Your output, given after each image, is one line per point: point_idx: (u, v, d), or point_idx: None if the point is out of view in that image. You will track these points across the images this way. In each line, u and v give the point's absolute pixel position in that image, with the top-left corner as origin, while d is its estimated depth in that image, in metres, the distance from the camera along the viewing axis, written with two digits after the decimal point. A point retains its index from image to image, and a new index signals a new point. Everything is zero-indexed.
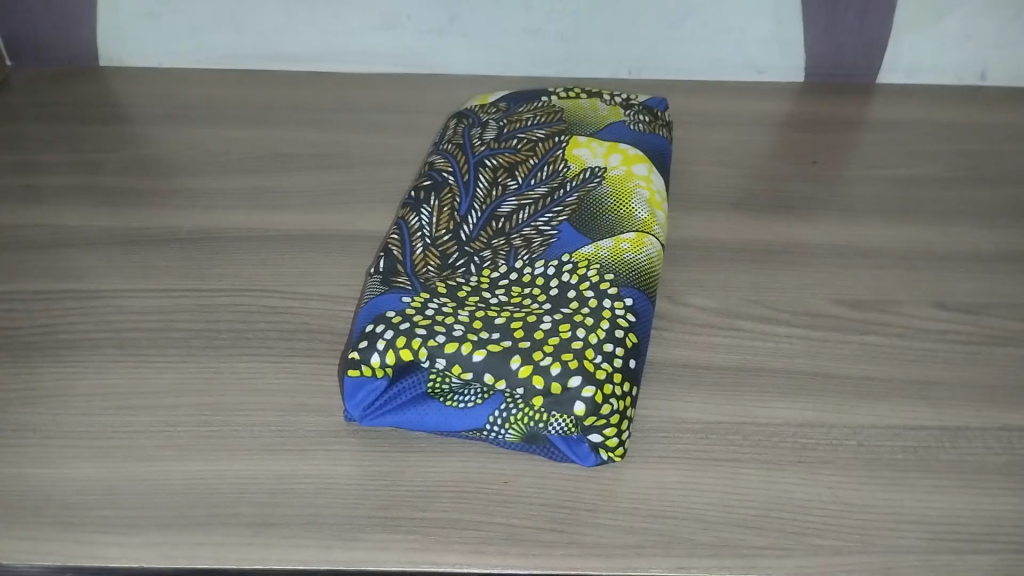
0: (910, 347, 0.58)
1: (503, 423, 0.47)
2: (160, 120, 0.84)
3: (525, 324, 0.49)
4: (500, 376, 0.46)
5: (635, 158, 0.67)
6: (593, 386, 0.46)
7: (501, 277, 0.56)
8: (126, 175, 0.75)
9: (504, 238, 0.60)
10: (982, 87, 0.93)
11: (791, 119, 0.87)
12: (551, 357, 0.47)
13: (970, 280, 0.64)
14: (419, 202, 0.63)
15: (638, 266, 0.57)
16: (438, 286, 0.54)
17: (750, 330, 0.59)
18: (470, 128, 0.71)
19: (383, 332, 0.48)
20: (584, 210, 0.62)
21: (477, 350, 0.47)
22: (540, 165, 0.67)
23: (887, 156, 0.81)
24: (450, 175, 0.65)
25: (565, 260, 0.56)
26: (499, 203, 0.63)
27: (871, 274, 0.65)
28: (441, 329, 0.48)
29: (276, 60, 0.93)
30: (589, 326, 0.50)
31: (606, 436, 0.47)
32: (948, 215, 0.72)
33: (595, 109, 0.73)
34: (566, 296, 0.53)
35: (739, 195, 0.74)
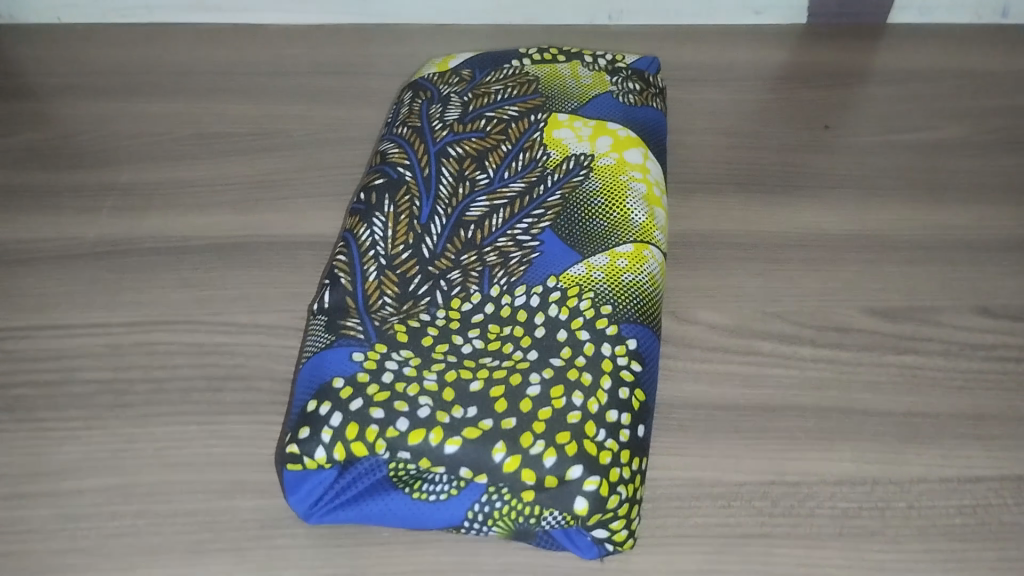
0: (958, 369, 0.50)
1: (485, 519, 0.39)
2: (59, 93, 0.71)
3: (508, 391, 0.40)
4: (481, 469, 0.38)
5: (627, 141, 0.56)
6: (598, 476, 0.38)
7: (474, 311, 0.45)
8: (18, 169, 0.63)
9: (476, 253, 0.49)
10: (1002, 27, 0.82)
11: (796, 71, 0.76)
12: (544, 442, 0.38)
13: (1015, 277, 0.56)
14: (371, 209, 0.51)
15: (640, 290, 0.47)
16: (397, 333, 0.43)
17: (770, 355, 0.50)
18: (428, 105, 0.59)
19: (330, 419, 0.39)
20: (569, 213, 0.51)
21: (450, 440, 0.38)
22: (515, 153, 0.55)
23: (907, 116, 0.71)
24: (407, 171, 0.54)
25: (552, 286, 0.46)
26: (468, 204, 0.52)
27: (902, 273, 0.56)
28: (403, 410, 0.39)
29: (196, 11, 0.79)
30: (588, 388, 0.40)
31: (613, 529, 0.39)
32: (984, 192, 0.63)
33: (576, 77, 0.61)
34: (556, 340, 0.43)
35: (744, 172, 0.64)
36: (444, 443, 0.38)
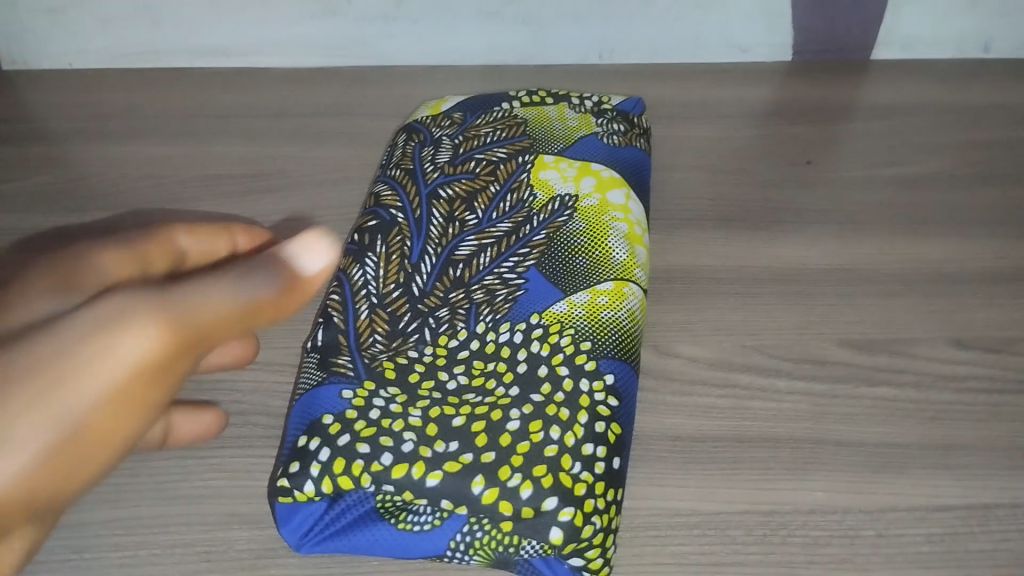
0: (931, 401, 0.51)
1: (466, 549, 0.41)
2: (70, 137, 0.74)
3: (488, 427, 0.42)
4: (460, 501, 0.40)
5: (611, 182, 0.58)
6: (573, 507, 0.40)
7: (460, 348, 0.47)
8: (30, 211, 0.66)
9: (463, 291, 0.51)
10: (985, 61, 0.84)
11: (781, 107, 0.78)
12: (521, 475, 0.40)
13: (988, 309, 0.58)
14: (363, 249, 0.53)
15: (619, 326, 0.49)
16: (386, 370, 0.46)
17: (748, 388, 0.52)
18: (421, 148, 0.62)
19: (318, 454, 0.42)
20: (554, 252, 0.53)
21: (431, 473, 0.41)
22: (503, 194, 0.57)
23: (888, 151, 0.73)
24: (399, 212, 0.56)
25: (534, 322, 0.48)
26: (457, 243, 0.54)
27: (878, 306, 0.58)
28: (388, 445, 0.42)
29: (204, 55, 0.83)
30: (565, 422, 0.43)
31: (588, 558, 0.41)
32: (961, 225, 0.65)
33: (563, 120, 0.64)
34: (537, 376, 0.45)
35: (727, 207, 0.67)
36: (426, 477, 0.40)
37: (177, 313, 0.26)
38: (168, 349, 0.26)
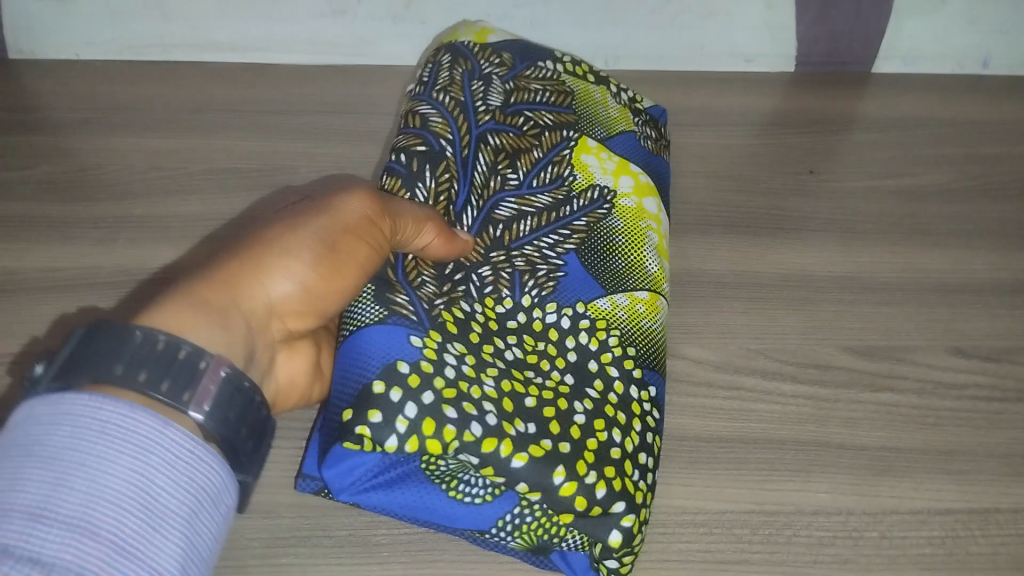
0: (932, 407, 0.52)
1: (512, 530, 0.43)
2: (77, 127, 0.74)
3: (558, 415, 0.44)
4: (538, 487, 0.41)
5: (645, 187, 0.59)
6: (634, 514, 0.42)
7: (508, 317, 0.48)
8: (40, 201, 0.66)
9: (505, 253, 0.51)
10: (983, 77, 0.85)
11: (784, 117, 0.79)
12: (596, 473, 0.42)
13: (988, 319, 0.59)
14: (412, 176, 0.50)
15: (655, 339, 0.51)
16: (447, 323, 0.45)
17: (754, 390, 0.53)
18: (469, 78, 0.58)
19: (405, 410, 0.40)
20: (593, 243, 0.54)
21: (518, 455, 0.41)
22: (544, 163, 0.57)
23: (890, 163, 0.74)
24: (449, 145, 0.52)
25: (581, 313, 0.49)
26: (497, 201, 0.53)
27: (881, 313, 0.59)
28: (473, 413, 0.41)
29: (211, 49, 0.82)
30: (623, 427, 0.45)
31: (624, 562, 0.43)
32: (961, 237, 0.66)
33: (606, 105, 0.64)
34: (588, 370, 0.47)
35: (732, 213, 0.68)
36: (513, 457, 0.41)
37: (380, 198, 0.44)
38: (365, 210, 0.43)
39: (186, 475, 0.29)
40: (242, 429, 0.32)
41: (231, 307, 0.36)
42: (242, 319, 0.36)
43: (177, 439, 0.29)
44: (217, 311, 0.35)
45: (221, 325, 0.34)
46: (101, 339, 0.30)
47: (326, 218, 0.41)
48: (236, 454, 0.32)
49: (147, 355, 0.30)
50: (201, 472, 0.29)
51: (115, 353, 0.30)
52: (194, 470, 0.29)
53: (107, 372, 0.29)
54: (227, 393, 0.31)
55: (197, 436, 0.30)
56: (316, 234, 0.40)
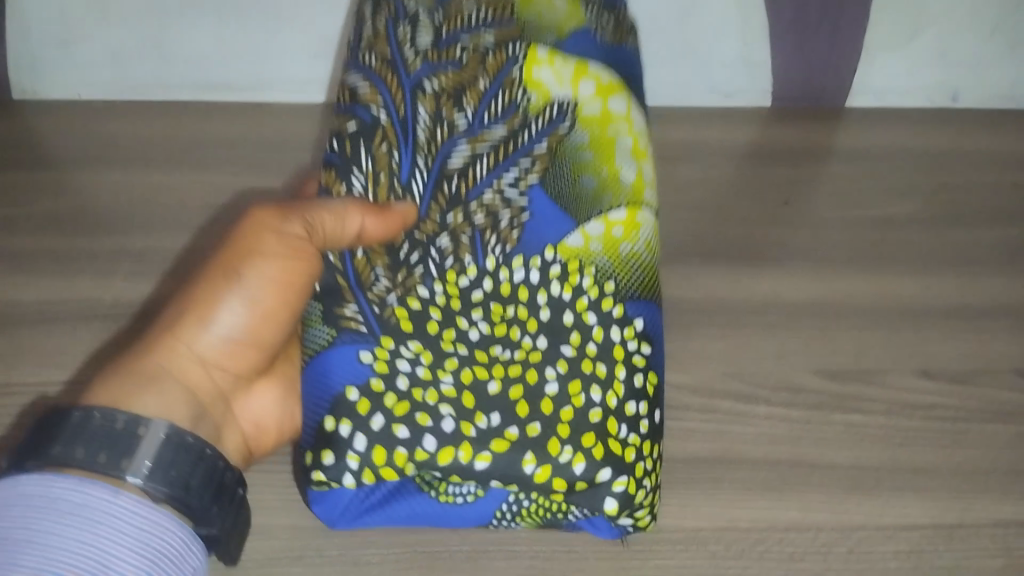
0: (900, 427, 0.55)
1: (514, 517, 0.48)
2: (77, 164, 0.77)
3: (527, 393, 0.48)
4: (513, 478, 0.46)
5: (609, 87, 0.59)
6: (625, 476, 0.46)
7: (472, 288, 0.52)
8: (43, 235, 0.69)
9: (461, 210, 0.54)
10: (955, 110, 0.88)
11: (761, 151, 0.82)
12: (571, 448, 0.46)
13: (955, 343, 0.61)
14: (347, 162, 0.53)
15: (638, 261, 0.53)
16: (401, 322, 0.49)
17: (729, 413, 0.55)
18: (395, 22, 0.60)
19: (354, 445, 0.46)
20: (559, 165, 0.55)
21: (479, 457, 0.46)
22: (493, 91, 0.58)
23: (862, 194, 0.77)
24: (380, 111, 0.54)
25: (551, 259, 0.52)
26: (448, 150, 0.55)
27: (853, 338, 0.61)
28: (428, 426, 0.46)
29: (209, 91, 0.85)
30: (604, 381, 0.48)
31: (638, 518, 0.47)
32: (929, 264, 0.68)
33: (551, 5, 0.64)
34: (562, 325, 0.50)
35: (708, 243, 0.70)
36: (474, 461, 0.46)
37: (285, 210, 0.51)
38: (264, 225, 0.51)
39: (142, 536, 0.39)
40: (195, 493, 0.42)
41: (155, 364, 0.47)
42: (169, 372, 0.47)
43: (130, 504, 0.39)
44: (139, 373, 0.46)
45: (152, 390, 0.45)
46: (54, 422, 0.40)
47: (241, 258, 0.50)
48: (199, 514, 0.42)
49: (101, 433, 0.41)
50: (159, 535, 0.39)
51: (70, 436, 0.40)
52: (147, 526, 0.39)
53: (75, 457, 0.39)
54: (166, 461, 0.41)
55: (148, 501, 0.40)
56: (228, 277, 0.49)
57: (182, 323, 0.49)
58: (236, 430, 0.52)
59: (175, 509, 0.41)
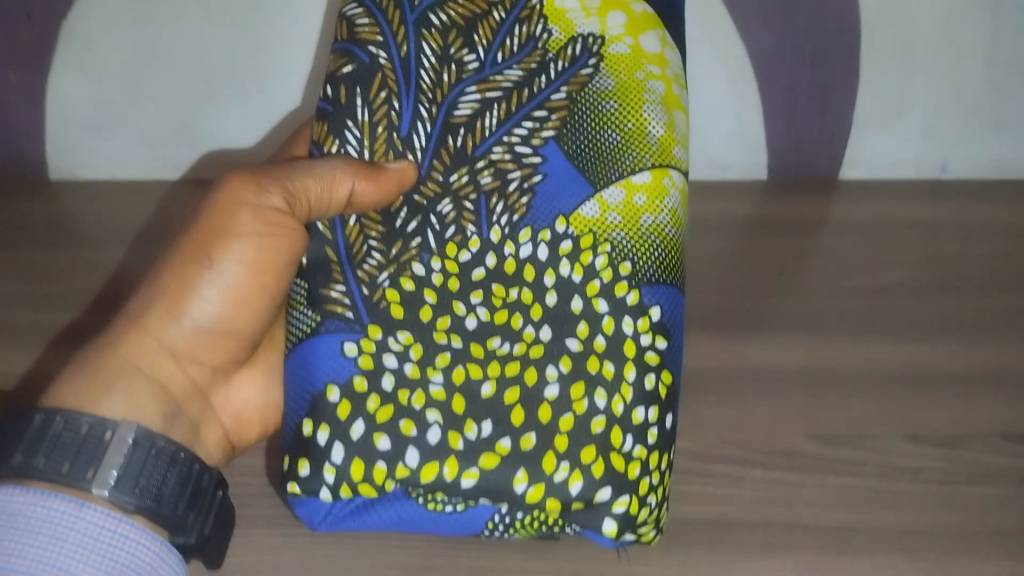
0: (887, 488, 0.59)
1: (507, 526, 0.52)
2: (111, 242, 0.82)
3: (523, 397, 0.51)
4: (505, 496, 0.50)
5: (642, 22, 0.57)
6: (626, 497, 0.50)
7: (472, 265, 0.53)
8: (82, 313, 0.74)
9: (467, 168, 0.54)
10: (944, 180, 0.92)
11: (757, 223, 0.86)
12: (569, 468, 0.49)
13: (942, 408, 0.65)
14: (341, 111, 0.53)
15: (656, 234, 0.54)
16: (391, 310, 0.52)
17: (725, 476, 0.60)
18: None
19: (331, 456, 0.50)
20: (578, 117, 0.55)
21: (466, 475, 0.49)
22: (508, 26, 0.57)
23: (855, 264, 0.80)
24: (379, 50, 0.54)
25: (563, 233, 0.53)
26: (457, 96, 0.55)
27: (843, 403, 0.65)
28: (412, 437, 0.50)
29: (234, 171, 0.91)
30: (609, 386, 0.51)
31: (641, 532, 0.52)
32: (919, 332, 0.72)
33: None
34: (568, 312, 0.52)
35: (707, 311, 0.74)
36: (462, 479, 0.49)
37: (250, 180, 0.56)
38: (231, 199, 0.56)
39: (111, 548, 0.46)
40: (164, 504, 0.49)
41: (127, 360, 0.53)
42: (136, 368, 0.53)
43: (99, 519, 0.46)
44: (110, 372, 0.52)
45: (119, 389, 0.52)
46: (20, 430, 0.47)
47: (219, 237, 0.55)
48: (171, 520, 0.49)
49: (66, 438, 0.47)
50: (125, 546, 0.47)
51: (36, 445, 0.46)
52: (115, 539, 0.47)
53: (54, 470, 0.46)
54: (130, 468, 0.48)
55: (116, 513, 0.47)
56: (206, 263, 0.55)
57: (150, 318, 0.55)
58: (213, 421, 0.60)
59: (145, 514, 0.48)
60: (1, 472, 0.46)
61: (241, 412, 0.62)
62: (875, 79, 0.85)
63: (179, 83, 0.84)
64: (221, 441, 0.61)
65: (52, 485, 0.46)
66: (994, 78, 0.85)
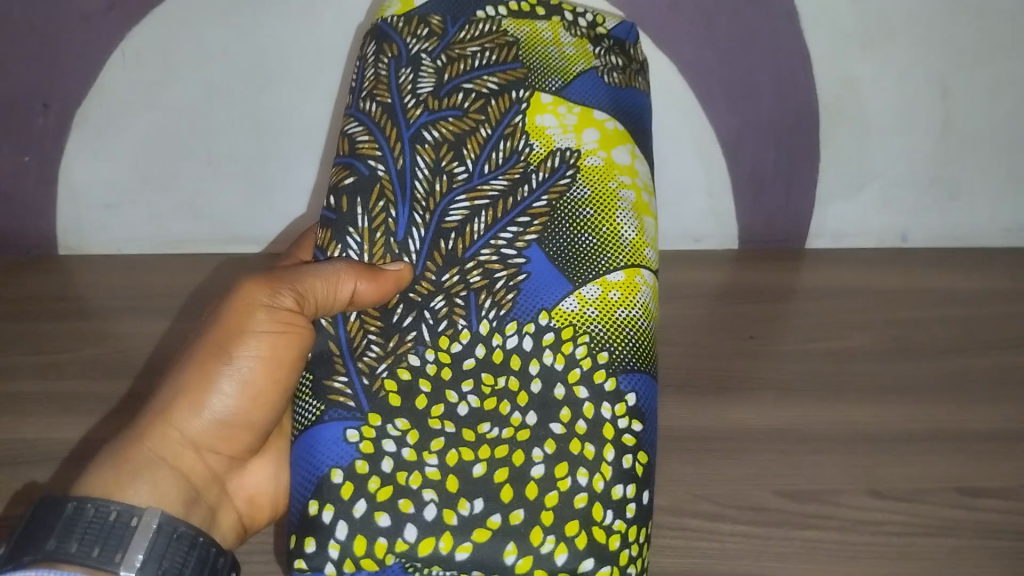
0: (850, 543, 0.63)
1: None
2: (119, 314, 0.86)
3: (512, 476, 0.52)
4: (495, 566, 0.50)
5: (613, 138, 0.62)
6: (609, 565, 0.50)
7: (464, 354, 0.55)
8: (91, 380, 0.78)
9: (457, 270, 0.58)
10: (905, 248, 0.97)
11: (730, 288, 0.91)
12: (555, 540, 0.50)
13: (902, 465, 0.69)
14: (343, 220, 0.58)
15: (632, 326, 0.57)
16: (389, 398, 0.54)
17: (697, 531, 0.64)
18: (396, 67, 0.62)
19: (336, 534, 0.50)
20: (557, 224, 0.58)
21: (460, 548, 0.50)
22: (495, 140, 0.61)
23: (822, 327, 0.85)
24: (378, 163, 0.59)
25: (546, 326, 0.56)
26: (448, 205, 0.59)
27: (808, 461, 0.69)
28: (410, 515, 0.50)
29: (235, 243, 0.96)
30: (591, 465, 0.52)
31: None
32: (880, 393, 0.76)
33: (559, 44, 0.65)
34: (553, 398, 0.54)
35: (682, 374, 0.78)
36: (455, 551, 0.50)
37: (268, 282, 0.57)
38: (248, 300, 0.57)
39: None
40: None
41: (149, 452, 0.54)
42: (157, 461, 0.54)
43: None
44: (132, 464, 0.53)
45: (140, 480, 0.53)
46: (50, 516, 0.45)
47: (237, 336, 0.56)
48: None
49: (96, 525, 0.46)
50: None
51: (68, 531, 0.44)
52: None
53: (85, 554, 0.44)
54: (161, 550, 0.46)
55: None
56: (227, 360, 0.56)
57: (171, 411, 0.56)
58: (229, 507, 0.61)
59: None
60: (33, 558, 0.43)
61: (257, 497, 0.62)
62: (836, 156, 0.91)
63: (186, 162, 0.90)
64: (235, 524, 0.62)
65: (83, 570, 0.44)
66: (946, 156, 0.91)
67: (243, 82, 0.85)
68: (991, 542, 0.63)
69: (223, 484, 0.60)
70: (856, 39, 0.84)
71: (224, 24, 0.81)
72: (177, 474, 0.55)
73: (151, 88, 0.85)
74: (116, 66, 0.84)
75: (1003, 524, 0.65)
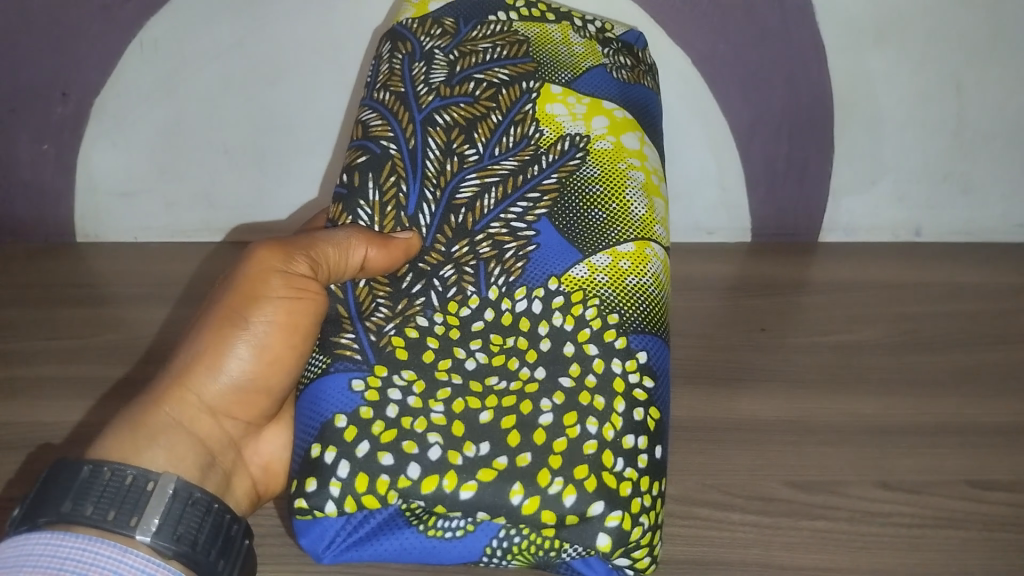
0: (860, 532, 0.63)
1: (503, 553, 0.51)
2: (136, 300, 0.87)
3: (520, 423, 0.51)
4: (498, 509, 0.48)
5: (621, 125, 0.63)
6: (619, 512, 0.49)
7: (473, 317, 0.55)
8: (108, 365, 0.79)
9: (467, 240, 0.58)
10: (917, 243, 0.97)
11: (742, 280, 0.91)
12: (562, 482, 0.49)
13: (911, 457, 0.69)
14: (354, 195, 0.59)
15: (644, 294, 0.57)
16: (395, 351, 0.54)
17: (706, 519, 0.64)
18: (410, 62, 0.64)
19: (337, 472, 0.49)
20: (567, 199, 0.59)
21: (464, 487, 0.48)
22: (506, 125, 0.62)
23: (833, 320, 0.85)
24: (390, 143, 0.60)
25: (555, 290, 0.56)
26: (459, 182, 0.59)
27: (816, 452, 0.69)
28: (413, 455, 0.49)
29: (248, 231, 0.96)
30: (601, 415, 0.51)
31: (635, 557, 0.51)
32: (890, 386, 0.76)
33: (568, 44, 0.67)
34: (563, 355, 0.54)
35: (692, 365, 0.79)
36: (459, 490, 0.48)
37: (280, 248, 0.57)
38: (261, 265, 0.56)
39: None
40: (207, 553, 0.47)
41: (164, 418, 0.53)
42: (172, 427, 0.53)
43: (141, 560, 0.44)
44: (148, 430, 0.52)
45: (155, 446, 0.51)
46: (67, 479, 0.46)
47: (254, 301, 0.55)
48: (206, 569, 0.47)
49: (111, 489, 0.46)
50: None
51: (83, 494, 0.45)
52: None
53: (100, 518, 0.44)
54: (170, 516, 0.46)
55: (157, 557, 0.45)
56: (241, 325, 0.55)
57: (185, 377, 0.54)
58: (243, 476, 0.59)
59: (186, 565, 0.46)
60: (47, 519, 0.44)
61: (268, 466, 0.61)
62: (849, 148, 0.91)
63: (199, 150, 0.91)
64: (248, 493, 0.60)
65: (96, 533, 0.44)
66: (957, 151, 0.91)
67: (256, 73, 0.85)
68: (1001, 534, 0.63)
69: (238, 450, 0.59)
70: (869, 32, 0.84)
71: (236, 17, 0.82)
72: (193, 440, 0.54)
73: (165, 78, 0.86)
74: (131, 55, 0.84)
75: (1011, 516, 0.65)
